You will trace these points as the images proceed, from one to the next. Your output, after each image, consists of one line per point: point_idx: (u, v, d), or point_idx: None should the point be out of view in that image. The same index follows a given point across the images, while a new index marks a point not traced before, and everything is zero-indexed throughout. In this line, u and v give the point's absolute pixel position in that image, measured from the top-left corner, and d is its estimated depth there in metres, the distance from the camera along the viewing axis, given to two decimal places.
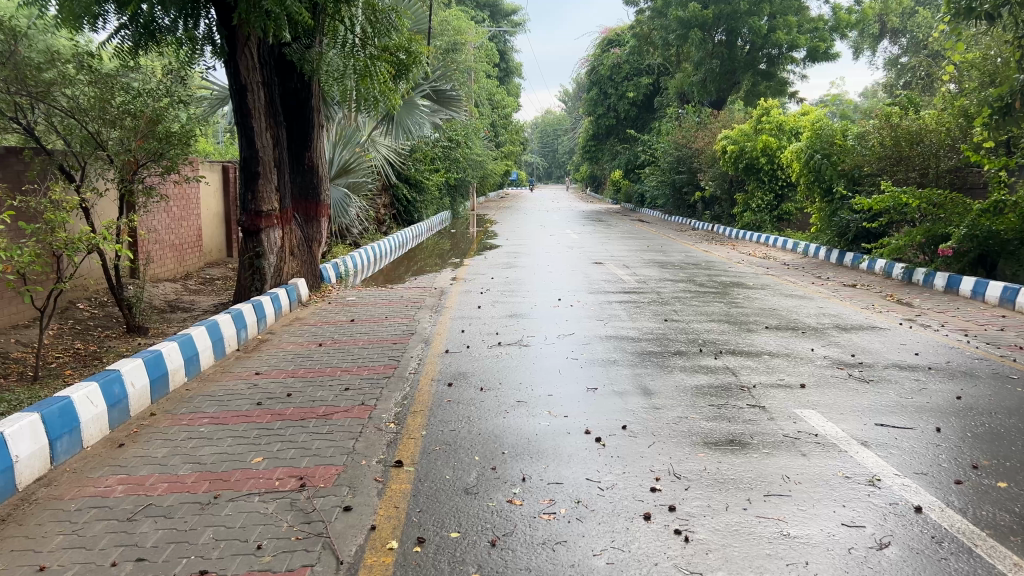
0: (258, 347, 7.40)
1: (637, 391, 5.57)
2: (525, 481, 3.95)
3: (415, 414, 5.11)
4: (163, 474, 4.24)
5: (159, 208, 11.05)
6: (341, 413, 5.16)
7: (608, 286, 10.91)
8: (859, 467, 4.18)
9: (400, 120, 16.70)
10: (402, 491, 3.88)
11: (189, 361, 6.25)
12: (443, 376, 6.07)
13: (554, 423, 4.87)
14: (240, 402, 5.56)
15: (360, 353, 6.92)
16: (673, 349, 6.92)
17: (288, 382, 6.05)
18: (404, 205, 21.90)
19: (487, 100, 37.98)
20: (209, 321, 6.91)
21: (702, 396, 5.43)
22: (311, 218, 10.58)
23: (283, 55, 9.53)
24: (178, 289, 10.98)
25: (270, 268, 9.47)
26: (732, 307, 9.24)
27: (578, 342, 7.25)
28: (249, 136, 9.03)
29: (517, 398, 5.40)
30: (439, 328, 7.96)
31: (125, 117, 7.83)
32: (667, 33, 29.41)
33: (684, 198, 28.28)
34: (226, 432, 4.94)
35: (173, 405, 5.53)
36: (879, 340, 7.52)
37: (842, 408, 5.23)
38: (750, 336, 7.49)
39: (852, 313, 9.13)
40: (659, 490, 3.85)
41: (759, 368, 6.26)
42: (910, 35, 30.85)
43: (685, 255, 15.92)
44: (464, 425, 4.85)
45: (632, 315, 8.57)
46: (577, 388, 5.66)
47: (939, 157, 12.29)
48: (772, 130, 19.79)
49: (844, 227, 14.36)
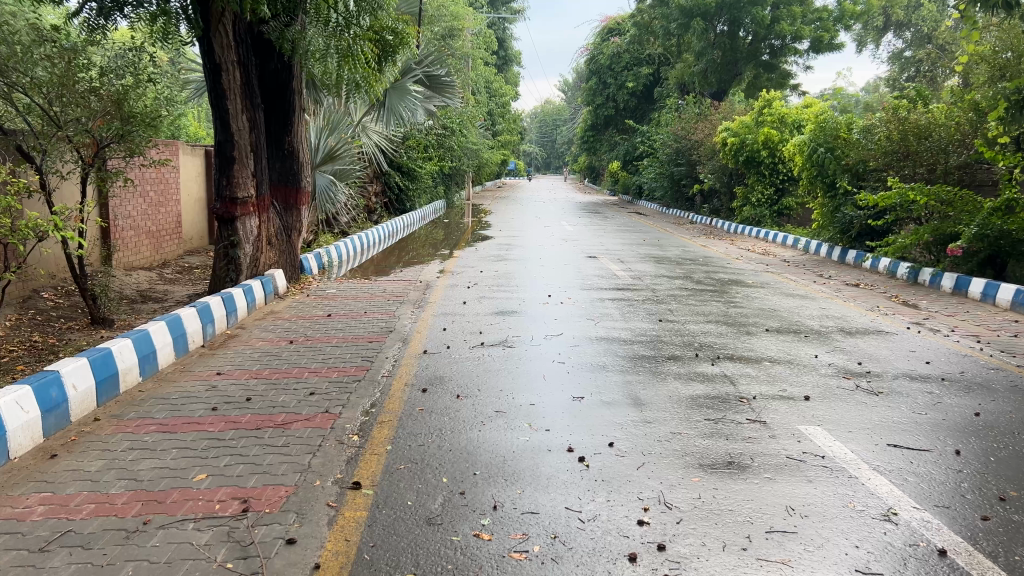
0: (224, 343, 6.95)
1: (626, 402, 5.11)
2: (497, 510, 3.50)
3: (382, 425, 4.65)
4: (92, 493, 3.77)
5: (131, 192, 10.55)
6: (302, 423, 4.72)
7: (602, 282, 10.45)
8: (872, 497, 3.74)
9: (392, 105, 16.14)
10: (356, 519, 3.44)
11: (145, 361, 5.76)
12: (418, 380, 5.61)
13: (533, 438, 4.41)
14: (194, 407, 5.10)
15: (331, 353, 6.45)
16: (668, 353, 6.46)
17: (250, 384, 5.60)
18: (396, 193, 21.26)
19: (483, 87, 37.37)
20: (170, 316, 6.43)
21: (698, 409, 4.97)
22: (291, 206, 10.02)
23: (262, 34, 9.01)
24: (152, 278, 10.51)
25: (245, 259, 9.00)
26: (731, 307, 8.78)
27: (567, 343, 6.79)
28: (224, 118, 8.54)
29: (496, 407, 4.95)
30: (420, 326, 7.49)
31: (89, 96, 7.30)
32: (668, 22, 28.85)
33: (683, 191, 27.79)
34: (173, 442, 4.48)
35: (120, 410, 5.06)
36: (886, 346, 7.07)
37: (850, 426, 4.78)
38: (749, 340, 7.04)
39: (857, 315, 8.67)
40: (647, 524, 3.40)
41: (760, 376, 5.81)
42: (914, 28, 30.32)
43: (683, 249, 15.45)
44: (435, 438, 4.40)
45: (625, 315, 8.10)
46: (563, 396, 5.21)
47: (947, 153, 11.80)
48: (774, 122, 19.26)
49: (847, 223, 13.89)
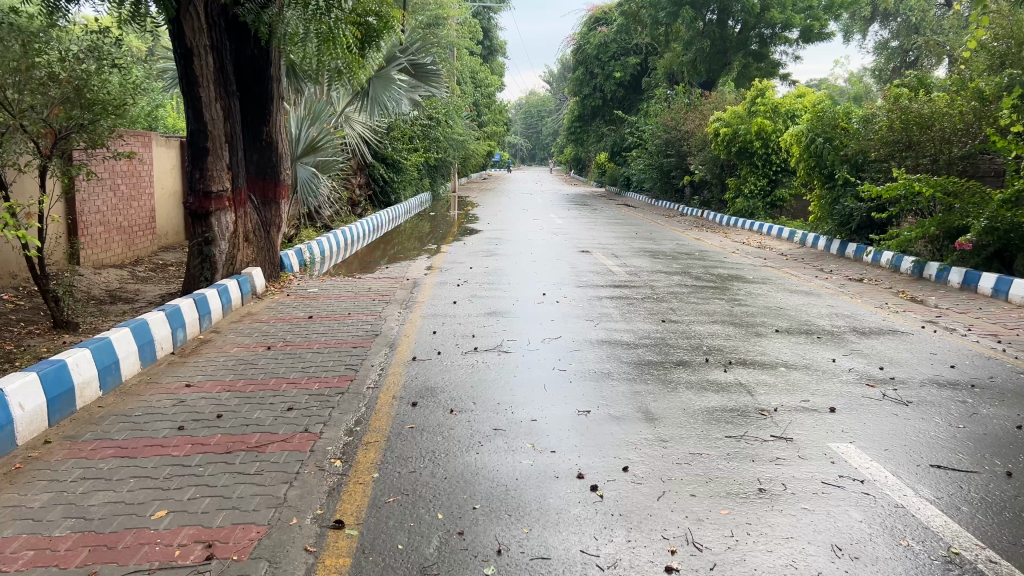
0: (196, 350, 6.43)
1: (638, 416, 4.64)
2: (501, 555, 3.03)
3: (368, 447, 4.16)
4: (31, 536, 3.26)
5: (98, 185, 9.99)
6: (278, 445, 4.23)
7: (597, 279, 9.96)
8: (927, 533, 3.27)
9: (375, 95, 15.63)
10: (338, 569, 2.96)
11: (105, 372, 5.24)
12: (407, 393, 5.11)
13: (538, 462, 3.93)
14: (158, 426, 4.60)
15: (313, 361, 5.94)
16: (676, 358, 5.99)
17: (222, 398, 5.10)
18: (381, 185, 20.74)
19: (469, 77, 36.82)
20: (136, 322, 5.91)
21: (717, 425, 4.51)
22: (270, 200, 9.46)
23: (237, 16, 8.43)
24: (123, 277, 9.96)
25: (221, 256, 8.49)
26: (735, 305, 8.33)
27: (566, 348, 6.31)
28: (196, 107, 7.99)
29: (495, 424, 4.47)
30: (407, 329, 6.99)
31: (45, 82, 6.74)
32: (656, 11, 28.34)
33: (673, 182, 27.27)
34: (131, 469, 3.98)
35: (76, 430, 4.55)
36: (905, 348, 6.61)
37: (886, 442, 4.31)
38: (760, 342, 6.59)
39: (868, 313, 8.23)
40: (676, 571, 2.94)
41: (778, 385, 5.34)
42: (903, 18, 29.82)
43: (677, 243, 15.01)
44: (428, 463, 3.92)
45: (625, 315, 7.62)
46: (567, 410, 4.73)
47: (950, 143, 11.36)
48: (767, 112, 18.77)
49: (846, 215, 13.44)
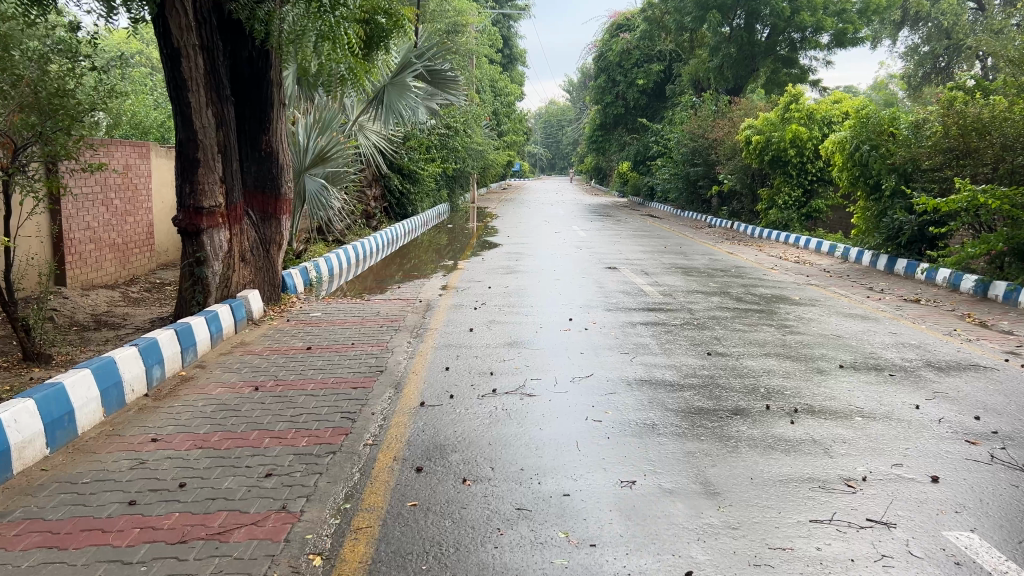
0: (175, 391, 5.60)
1: (695, 490, 3.73)
2: None
3: (357, 537, 3.30)
4: None
5: (84, 200, 9.22)
6: (248, 530, 3.37)
7: (628, 301, 9.04)
8: None
9: (390, 102, 14.81)
10: None
11: (55, 426, 4.42)
12: (411, 454, 4.22)
13: (574, 563, 3.04)
14: (109, 500, 3.75)
15: (304, 407, 5.07)
16: (731, 405, 5.06)
17: (191, 458, 4.25)
18: (397, 197, 20.00)
19: (490, 85, 36.19)
20: (101, 361, 5.07)
21: (796, 504, 3.59)
22: (269, 216, 8.58)
23: (231, 14, 7.69)
24: (113, 298, 9.18)
25: (214, 278, 7.68)
26: (786, 333, 7.37)
27: (599, 390, 5.41)
28: (185, 114, 7.21)
29: (518, 501, 3.59)
30: (416, 364, 6.13)
31: (2, 83, 5.87)
32: (682, 16, 27.54)
33: (700, 192, 26.29)
34: (56, 567, 3.11)
35: (5, 505, 3.70)
36: (997, 389, 5.63)
37: (1019, 530, 3.37)
38: (825, 383, 5.64)
39: (938, 343, 7.25)
40: None
41: (860, 443, 4.40)
42: (934, 22, 28.50)
43: (710, 257, 14.09)
44: (432, 564, 3.05)
45: (665, 347, 6.70)
46: (605, 480, 3.84)
47: (1012, 150, 10.15)
48: (802, 119, 17.80)
49: (896, 229, 12.39)
